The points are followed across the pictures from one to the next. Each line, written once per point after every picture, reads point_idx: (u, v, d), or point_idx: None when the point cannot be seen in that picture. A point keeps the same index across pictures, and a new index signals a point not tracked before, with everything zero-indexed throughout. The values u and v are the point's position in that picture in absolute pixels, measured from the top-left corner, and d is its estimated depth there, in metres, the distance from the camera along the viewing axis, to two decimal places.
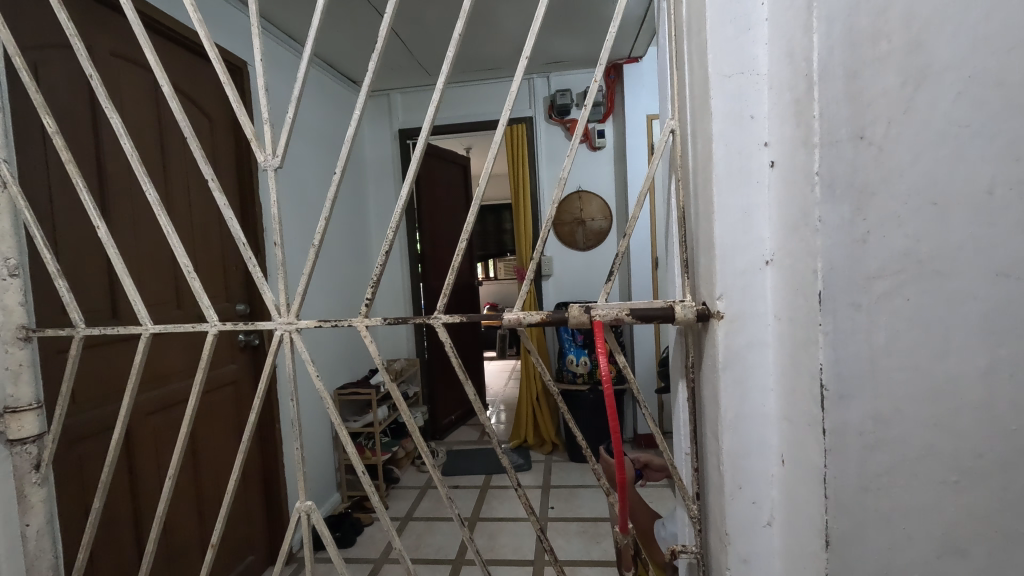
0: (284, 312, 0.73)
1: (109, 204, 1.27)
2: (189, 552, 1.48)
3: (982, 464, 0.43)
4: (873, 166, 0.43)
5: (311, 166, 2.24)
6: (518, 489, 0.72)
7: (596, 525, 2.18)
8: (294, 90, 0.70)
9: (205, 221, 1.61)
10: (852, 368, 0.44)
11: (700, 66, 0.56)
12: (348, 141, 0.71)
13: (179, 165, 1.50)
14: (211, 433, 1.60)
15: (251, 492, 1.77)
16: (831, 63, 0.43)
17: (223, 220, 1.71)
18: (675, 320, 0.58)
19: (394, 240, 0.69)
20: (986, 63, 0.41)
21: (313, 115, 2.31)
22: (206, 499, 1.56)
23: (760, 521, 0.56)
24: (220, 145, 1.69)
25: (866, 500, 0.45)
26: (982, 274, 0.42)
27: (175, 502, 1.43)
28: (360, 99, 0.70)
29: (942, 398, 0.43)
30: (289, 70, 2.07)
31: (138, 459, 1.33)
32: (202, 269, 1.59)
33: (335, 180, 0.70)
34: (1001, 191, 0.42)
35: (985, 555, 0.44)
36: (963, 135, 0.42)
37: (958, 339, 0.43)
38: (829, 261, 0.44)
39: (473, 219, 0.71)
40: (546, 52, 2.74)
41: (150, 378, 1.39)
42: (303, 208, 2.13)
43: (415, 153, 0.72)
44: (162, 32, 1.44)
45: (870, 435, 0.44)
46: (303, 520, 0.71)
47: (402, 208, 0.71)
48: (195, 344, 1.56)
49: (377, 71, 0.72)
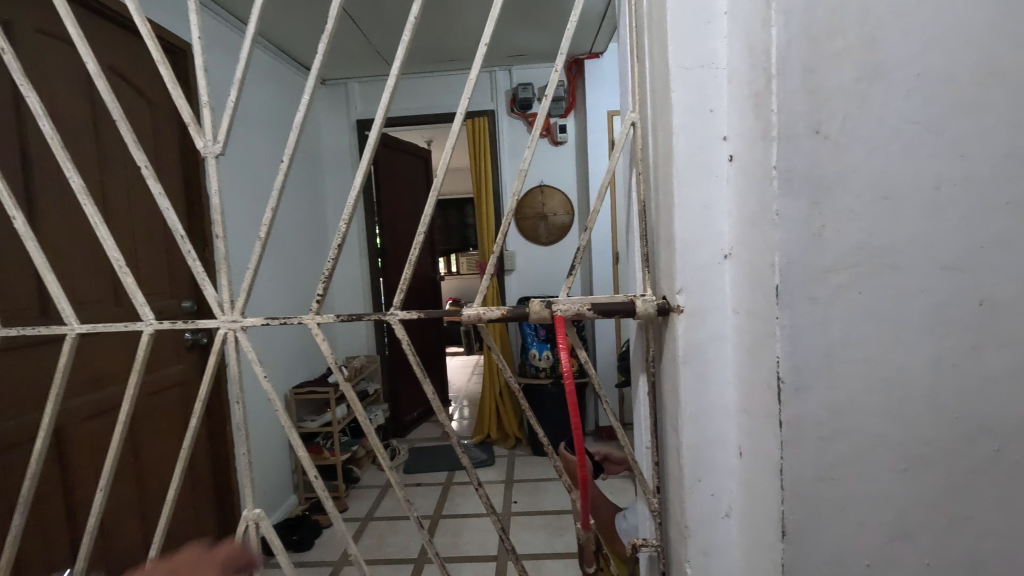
0: (229, 310, 0.68)
1: (34, 192, 1.18)
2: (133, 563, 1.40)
3: (928, 451, 0.45)
4: (829, 161, 0.43)
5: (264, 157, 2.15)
6: (478, 488, 0.69)
7: (559, 517, 2.21)
8: (237, 70, 0.65)
9: (146, 214, 1.51)
10: (808, 361, 0.44)
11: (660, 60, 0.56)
12: (297, 127, 0.67)
13: (117, 153, 1.41)
14: (156, 436, 1.51)
15: (201, 496, 1.69)
16: (789, 55, 0.43)
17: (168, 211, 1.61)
18: (636, 313, 0.58)
19: (347, 232, 0.65)
20: (935, 61, 0.42)
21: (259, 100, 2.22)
22: (150, 506, 1.47)
23: (719, 512, 0.56)
24: (164, 132, 1.59)
25: (822, 489, 0.45)
26: (930, 267, 0.43)
27: (115, 512, 1.35)
28: (310, 78, 0.66)
29: (894, 387, 0.44)
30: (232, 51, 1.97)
31: (74, 465, 1.24)
32: (144, 263, 1.49)
33: (283, 168, 0.65)
34: (947, 186, 0.43)
35: (932, 538, 0.46)
36: (913, 131, 0.43)
37: (908, 331, 0.44)
38: (787, 253, 0.44)
39: (431, 211, 0.67)
40: (509, 44, 2.72)
41: (86, 380, 1.30)
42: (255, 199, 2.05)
43: (370, 141, 0.68)
44: (86, 3, 1.33)
45: (824, 426, 0.45)
46: (251, 529, 0.66)
47: (356, 198, 0.67)
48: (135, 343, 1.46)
49: (327, 53, 0.67)
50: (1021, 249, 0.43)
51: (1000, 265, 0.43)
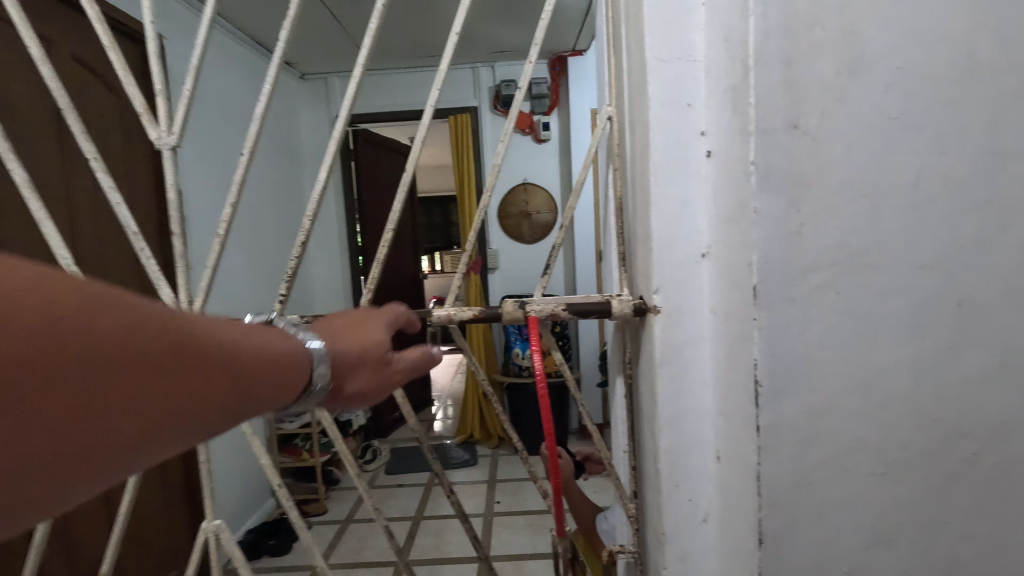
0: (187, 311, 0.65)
1: None
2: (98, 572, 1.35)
3: (906, 455, 0.44)
4: (807, 157, 0.42)
5: None
6: (450, 495, 0.67)
7: (542, 517, 2.20)
8: (192, 59, 0.62)
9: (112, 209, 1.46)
10: (786, 364, 0.43)
11: (636, 54, 0.54)
12: (258, 118, 0.63)
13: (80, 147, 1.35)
14: None
15: (172, 501, 1.64)
16: (767, 46, 0.41)
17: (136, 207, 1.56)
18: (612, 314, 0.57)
19: (312, 229, 0.62)
20: (915, 56, 0.41)
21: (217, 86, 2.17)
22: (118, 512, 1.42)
23: (696, 518, 0.55)
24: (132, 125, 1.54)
25: (799, 496, 0.44)
26: (909, 267, 0.42)
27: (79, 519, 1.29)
28: (274, 63, 0.62)
29: (872, 390, 0.43)
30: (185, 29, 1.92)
31: None
32: (111, 261, 1.44)
33: (243, 162, 0.62)
34: (927, 184, 0.42)
35: (909, 544, 0.45)
36: (892, 127, 0.41)
37: (887, 332, 0.43)
38: (765, 253, 0.42)
39: (400, 206, 0.65)
40: (492, 41, 2.70)
41: None
42: None
43: (335, 133, 0.65)
44: None
45: (802, 431, 0.43)
46: (211, 541, 0.63)
47: (321, 193, 0.64)
48: None
49: (290, 38, 0.62)
50: (999, 249, 0.43)
51: (977, 265, 0.43)
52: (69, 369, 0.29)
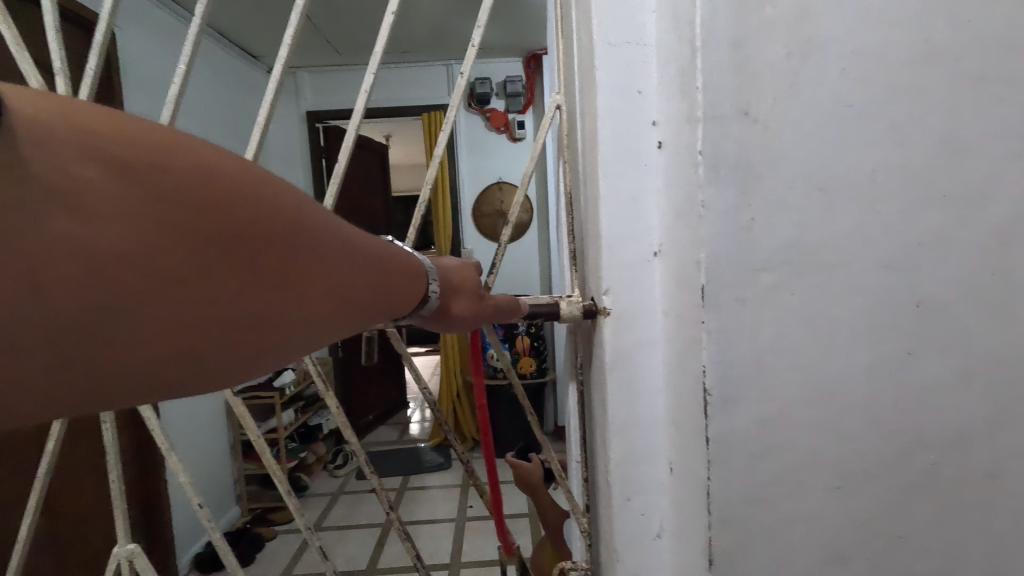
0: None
1: None
2: None
3: (864, 466, 0.41)
4: (757, 147, 0.38)
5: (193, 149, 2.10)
6: (389, 513, 0.62)
7: (513, 521, 2.16)
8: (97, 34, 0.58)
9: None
10: (736, 371, 0.40)
11: (584, 39, 0.50)
12: (175, 100, 0.58)
13: None
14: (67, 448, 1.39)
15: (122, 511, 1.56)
16: (714, 25, 0.38)
17: None
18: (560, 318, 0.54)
19: None
20: (871, 38, 0.38)
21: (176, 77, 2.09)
22: None
23: (649, 533, 0.52)
24: None
25: (751, 513, 0.41)
26: (865, 265, 0.39)
27: None
28: (192, 34, 0.56)
29: (828, 398, 0.40)
30: (131, 13, 1.85)
31: None
32: None
33: None
34: (884, 177, 0.39)
35: (867, 562, 0.42)
36: (847, 115, 0.39)
37: (842, 336, 0.40)
38: (714, 250, 0.39)
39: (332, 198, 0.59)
40: (464, 38, 2.67)
41: None
42: None
43: (259, 118, 0.61)
44: None
45: (753, 442, 0.40)
46: (123, 566, 0.58)
47: None
48: None
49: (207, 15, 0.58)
50: (960, 245, 0.40)
51: (937, 263, 0.40)
52: (229, 214, 0.28)
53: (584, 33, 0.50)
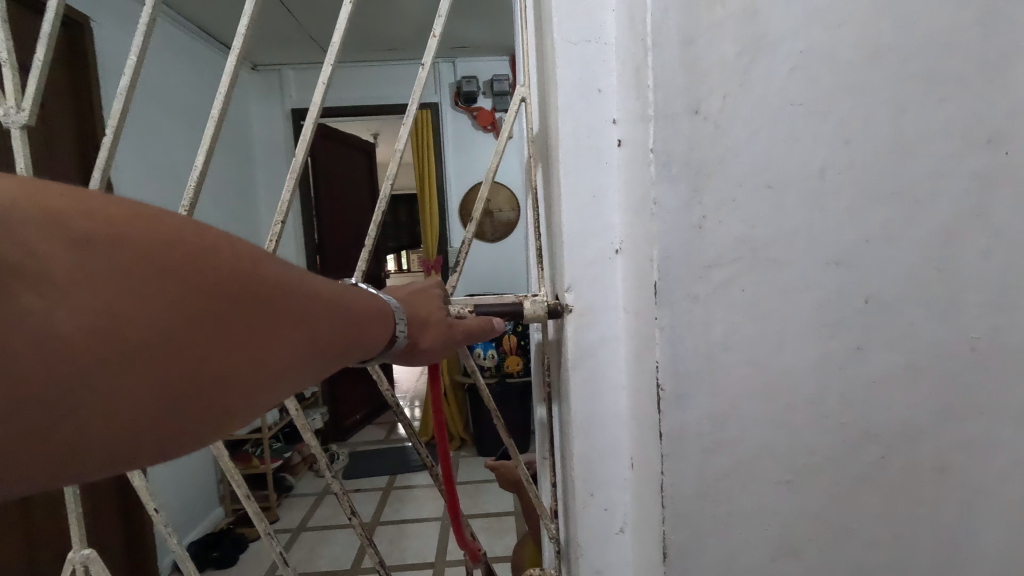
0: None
1: None
2: None
3: (814, 460, 0.42)
4: (707, 144, 0.39)
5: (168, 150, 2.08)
6: (352, 518, 0.62)
7: (499, 519, 2.16)
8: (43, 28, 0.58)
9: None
10: (688, 366, 0.40)
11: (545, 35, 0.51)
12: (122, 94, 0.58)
13: None
14: None
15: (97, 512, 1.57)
16: (665, 24, 0.38)
17: None
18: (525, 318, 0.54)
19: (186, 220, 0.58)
20: (820, 38, 0.39)
21: (157, 74, 2.07)
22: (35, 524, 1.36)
23: (612, 528, 0.52)
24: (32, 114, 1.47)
25: (704, 507, 0.41)
26: (814, 262, 0.40)
27: None
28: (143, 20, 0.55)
29: (778, 393, 0.41)
30: (108, 8, 1.83)
31: None
32: None
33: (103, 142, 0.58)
34: (832, 174, 0.40)
35: (817, 553, 0.43)
36: (796, 113, 0.39)
37: (792, 332, 0.40)
38: (665, 247, 0.39)
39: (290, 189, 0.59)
40: (450, 36, 2.66)
41: None
42: (152, 192, 1.98)
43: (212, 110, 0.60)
44: None
45: (706, 437, 0.41)
46: (79, 570, 0.57)
47: (195, 179, 0.59)
48: None
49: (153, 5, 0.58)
50: (906, 244, 0.41)
51: (884, 261, 0.41)
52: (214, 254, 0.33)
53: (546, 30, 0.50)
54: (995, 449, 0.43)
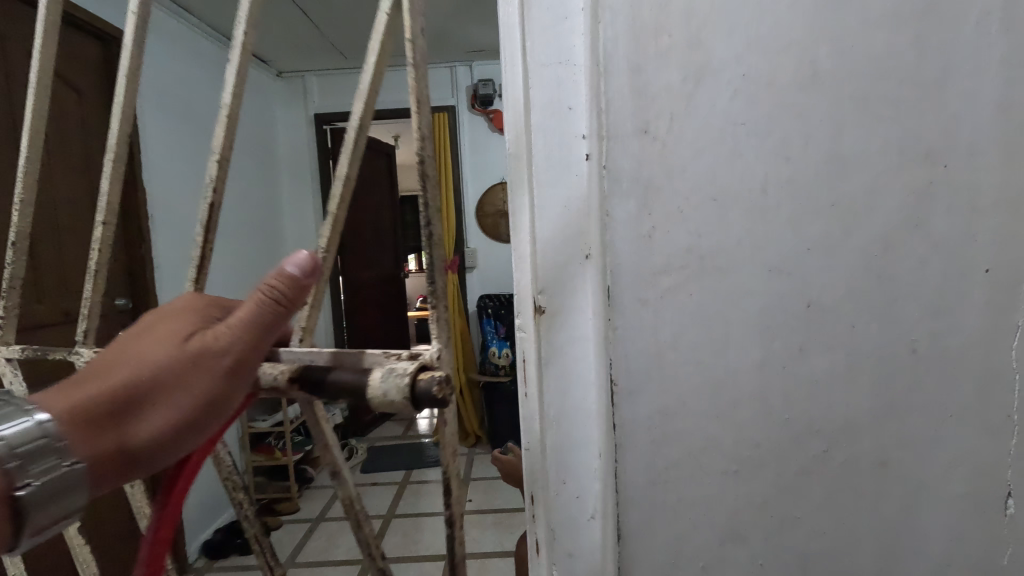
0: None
1: None
2: None
3: (758, 454, 0.45)
4: (655, 161, 0.43)
5: (193, 156, 2.19)
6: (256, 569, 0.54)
7: (510, 515, 2.22)
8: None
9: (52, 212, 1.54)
10: (638, 364, 0.45)
11: (519, 33, 0.46)
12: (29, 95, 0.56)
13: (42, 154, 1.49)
14: None
15: None
16: (616, 55, 0.42)
17: (98, 214, 1.72)
18: (332, 375, 0.36)
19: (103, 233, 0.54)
20: (760, 64, 0.42)
21: (187, 84, 2.19)
22: None
23: (584, 513, 0.49)
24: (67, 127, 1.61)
25: (655, 491, 0.46)
26: (757, 270, 0.43)
27: None
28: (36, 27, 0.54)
29: (722, 389, 0.44)
30: None
31: None
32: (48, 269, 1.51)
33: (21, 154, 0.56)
34: (774, 189, 0.43)
35: (763, 541, 0.46)
36: (739, 133, 0.42)
37: (737, 334, 0.44)
38: (616, 255, 0.44)
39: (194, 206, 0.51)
40: (465, 39, 2.71)
41: None
42: (181, 198, 2.11)
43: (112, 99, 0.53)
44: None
45: (655, 429, 0.45)
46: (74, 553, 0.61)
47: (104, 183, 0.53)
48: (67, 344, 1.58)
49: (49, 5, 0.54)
50: (846, 252, 0.43)
51: (825, 268, 0.43)
52: None
53: (521, 31, 0.46)
54: (938, 445, 0.45)
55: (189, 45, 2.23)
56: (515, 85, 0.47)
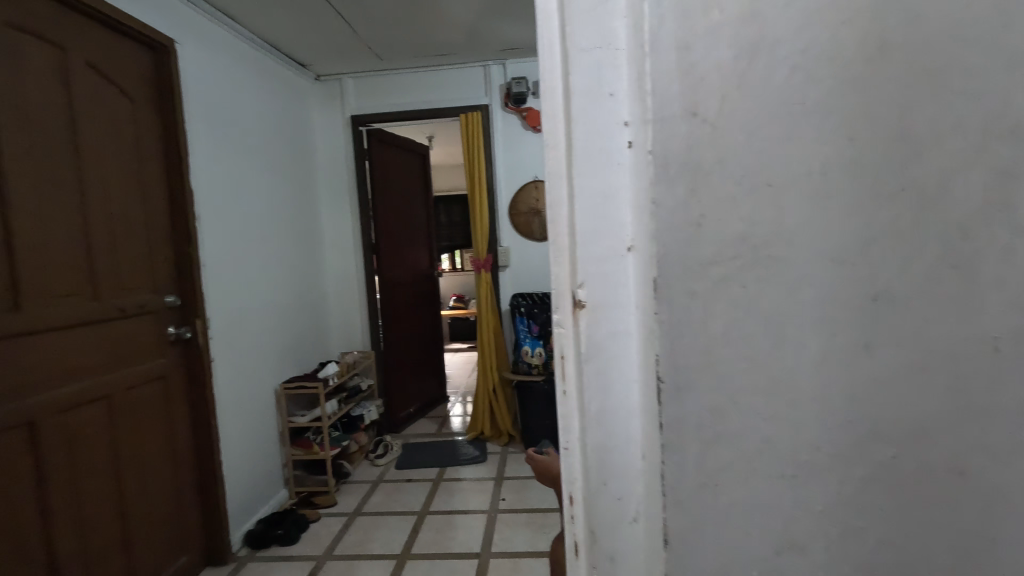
0: None
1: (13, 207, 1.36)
2: (109, 542, 1.58)
3: (818, 457, 0.42)
4: (705, 144, 0.40)
5: (235, 158, 2.27)
6: None
7: (543, 515, 2.20)
8: None
9: (107, 212, 1.64)
10: (687, 360, 0.42)
11: (558, 20, 0.46)
12: None
13: (96, 156, 1.61)
14: (137, 422, 1.72)
15: (181, 477, 1.91)
16: (662, 32, 0.40)
17: (149, 213, 1.82)
18: None
19: None
20: (821, 37, 0.39)
21: (230, 89, 2.27)
22: (127, 478, 1.66)
23: (625, 517, 0.47)
24: (122, 131, 1.71)
25: (705, 495, 0.43)
26: (818, 260, 0.41)
27: (94, 480, 1.54)
28: None
29: (778, 387, 0.42)
30: (188, 31, 2.03)
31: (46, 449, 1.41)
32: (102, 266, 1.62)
33: None
34: (835, 172, 0.40)
35: (823, 552, 0.43)
36: (798, 112, 0.39)
37: (797, 328, 0.41)
38: (663, 244, 0.41)
39: None
40: (499, 38, 2.70)
41: (27, 379, 1.38)
42: (224, 198, 2.18)
43: None
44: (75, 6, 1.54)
45: (706, 429, 0.42)
46: None
47: None
48: (120, 338, 1.68)
49: None
50: (917, 241, 0.40)
51: (893, 258, 0.40)
52: None
53: (560, 17, 0.45)
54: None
55: (232, 51, 2.31)
56: (553, 72, 0.47)
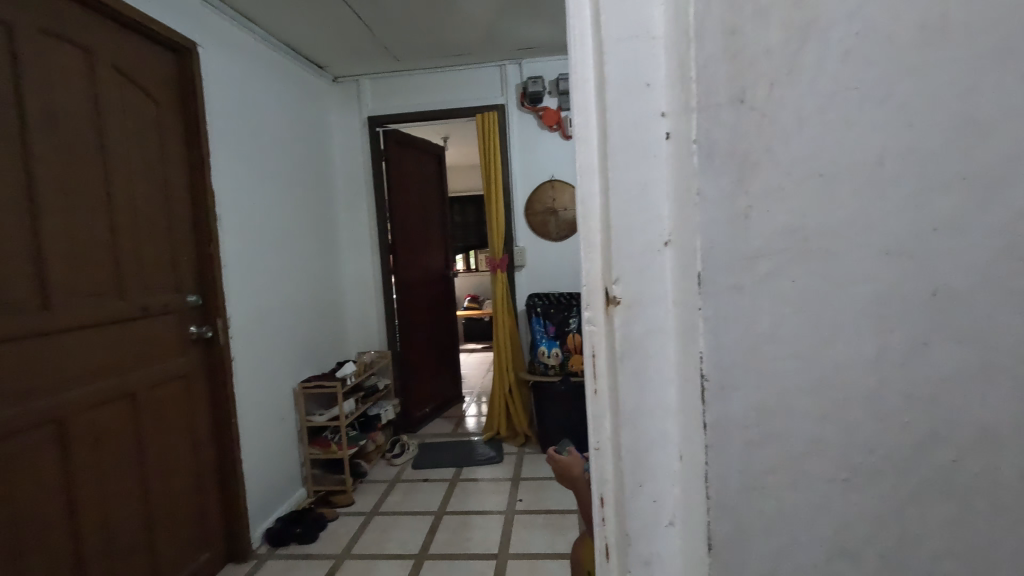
0: None
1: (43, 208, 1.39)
2: (133, 539, 1.60)
3: (872, 461, 0.40)
4: (752, 133, 0.38)
5: (255, 160, 2.30)
6: None
7: (561, 517, 2.18)
8: None
9: (131, 213, 1.66)
10: (732, 358, 0.40)
11: (591, 10, 0.45)
12: None
13: (120, 157, 1.63)
14: (160, 421, 1.74)
15: (202, 476, 1.92)
16: (708, 16, 0.38)
17: (173, 215, 1.85)
18: None
19: None
20: (875, 19, 0.37)
21: (250, 91, 2.30)
22: (150, 475, 1.68)
23: (660, 521, 0.45)
24: (146, 134, 1.74)
25: (750, 499, 0.41)
26: (872, 253, 0.39)
27: (117, 478, 1.56)
28: None
29: (828, 386, 0.40)
30: (210, 34, 2.06)
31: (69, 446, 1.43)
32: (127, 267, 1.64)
33: None
34: (891, 160, 0.38)
35: (877, 560, 0.41)
36: (851, 98, 0.38)
37: (849, 324, 0.39)
38: (707, 237, 0.39)
39: None
40: (516, 37, 2.70)
41: (55, 378, 1.41)
42: (244, 200, 2.21)
43: None
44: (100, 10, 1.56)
45: (752, 429, 0.40)
46: None
47: None
48: (144, 337, 1.70)
49: None
50: (978, 232, 0.38)
51: (954, 251, 0.38)
52: None
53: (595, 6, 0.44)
54: None
55: (252, 54, 2.34)
56: (586, 63, 0.45)
